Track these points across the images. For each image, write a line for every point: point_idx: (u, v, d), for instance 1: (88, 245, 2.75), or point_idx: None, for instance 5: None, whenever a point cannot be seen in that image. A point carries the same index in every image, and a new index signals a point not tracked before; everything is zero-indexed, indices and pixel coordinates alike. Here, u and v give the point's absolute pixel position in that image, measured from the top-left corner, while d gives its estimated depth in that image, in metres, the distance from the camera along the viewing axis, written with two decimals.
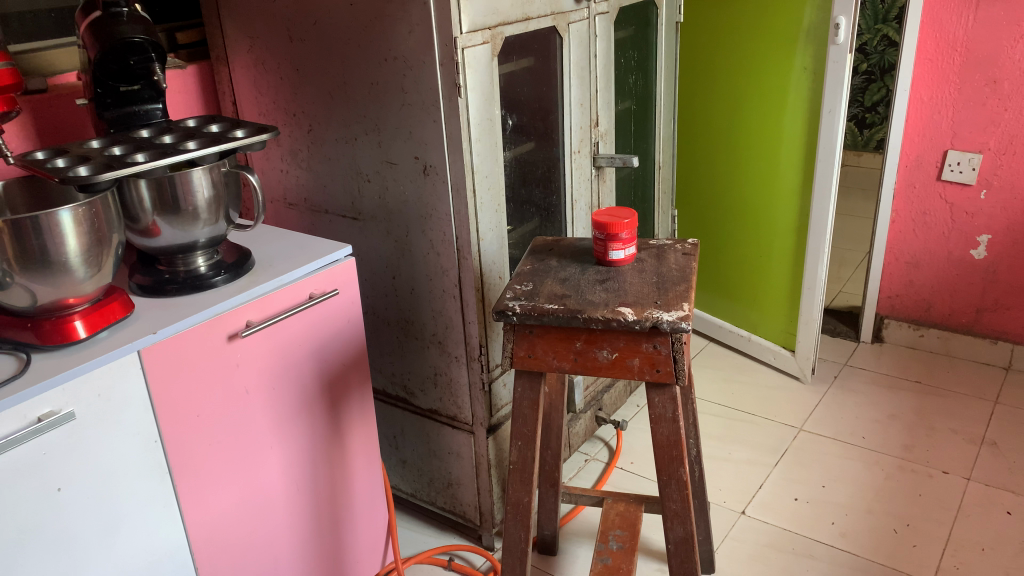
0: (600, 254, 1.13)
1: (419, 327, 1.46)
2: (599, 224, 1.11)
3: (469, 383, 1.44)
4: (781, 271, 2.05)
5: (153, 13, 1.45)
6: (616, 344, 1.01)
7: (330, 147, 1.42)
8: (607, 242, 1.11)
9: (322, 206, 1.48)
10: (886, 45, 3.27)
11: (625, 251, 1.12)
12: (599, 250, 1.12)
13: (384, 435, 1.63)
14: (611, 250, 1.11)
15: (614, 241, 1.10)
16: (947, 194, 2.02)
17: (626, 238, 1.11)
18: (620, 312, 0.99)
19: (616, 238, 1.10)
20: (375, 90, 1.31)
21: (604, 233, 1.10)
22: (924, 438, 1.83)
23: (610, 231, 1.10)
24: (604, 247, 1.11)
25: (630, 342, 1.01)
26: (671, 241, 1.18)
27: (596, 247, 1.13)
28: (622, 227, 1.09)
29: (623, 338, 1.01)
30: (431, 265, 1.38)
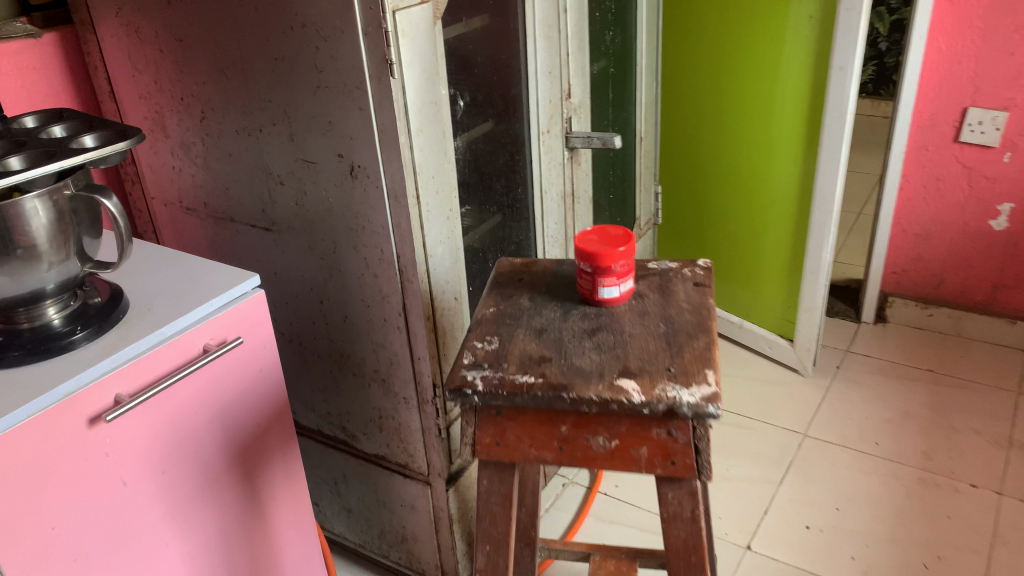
0: (586, 292, 0.85)
1: (357, 362, 1.17)
2: (584, 253, 0.83)
3: (421, 429, 1.17)
4: (778, 251, 1.79)
5: None
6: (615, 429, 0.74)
7: (230, 139, 1.10)
8: (595, 277, 0.83)
9: (226, 212, 1.17)
10: None
11: (620, 287, 0.84)
12: (585, 286, 0.85)
13: (323, 479, 1.36)
14: (602, 287, 0.84)
15: (605, 276, 0.83)
16: (965, 158, 1.76)
17: (622, 271, 0.83)
18: (622, 387, 0.73)
19: (609, 271, 0.83)
20: (281, 68, 0.99)
21: (591, 265, 0.83)
22: (945, 442, 1.61)
23: (600, 263, 0.82)
24: (592, 283, 0.84)
25: (635, 426, 0.74)
26: (675, 265, 0.91)
27: (582, 282, 0.85)
28: (616, 258, 0.82)
29: (626, 421, 0.74)
30: (367, 289, 1.09)
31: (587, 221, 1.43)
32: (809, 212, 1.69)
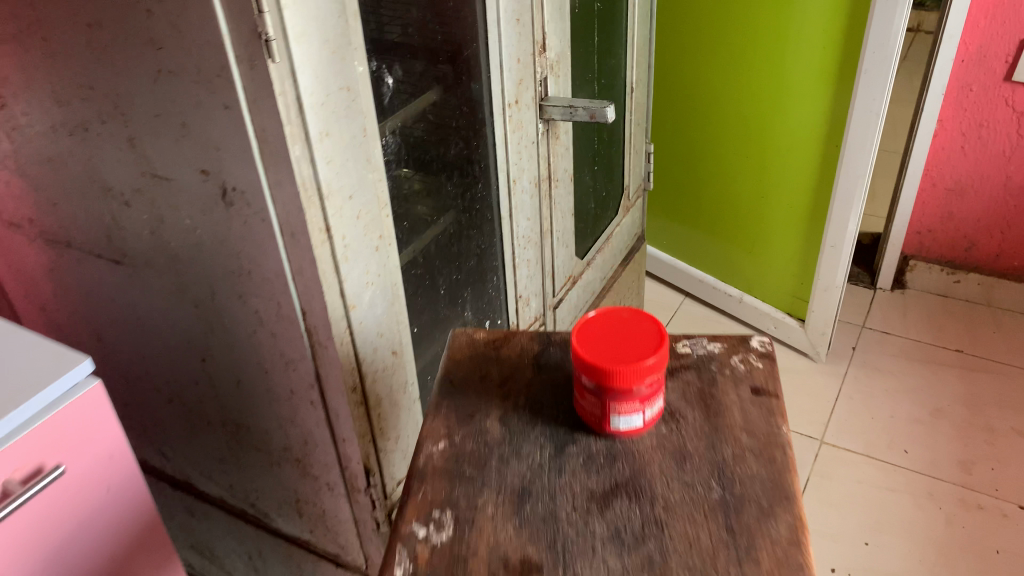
0: (590, 421, 0.54)
1: (260, 436, 0.86)
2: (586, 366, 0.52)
3: (354, 518, 0.87)
4: (790, 217, 1.48)
5: None
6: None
7: (46, 138, 0.74)
8: (606, 402, 0.52)
9: (59, 235, 0.82)
10: None
11: (644, 413, 0.53)
12: (589, 413, 0.54)
13: (235, 551, 1.06)
14: (616, 416, 0.53)
15: (621, 402, 0.52)
16: (1016, 100, 1.45)
17: (649, 393, 0.52)
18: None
19: (627, 396, 0.52)
20: (100, 40, 0.63)
21: (599, 386, 0.52)
22: (984, 449, 1.37)
23: (611, 383, 0.51)
24: (601, 410, 0.53)
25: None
26: (716, 351, 0.61)
27: (584, 407, 0.54)
28: (637, 375, 0.51)
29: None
30: (264, 350, 0.77)
31: (567, 206, 1.10)
32: (834, 174, 1.37)
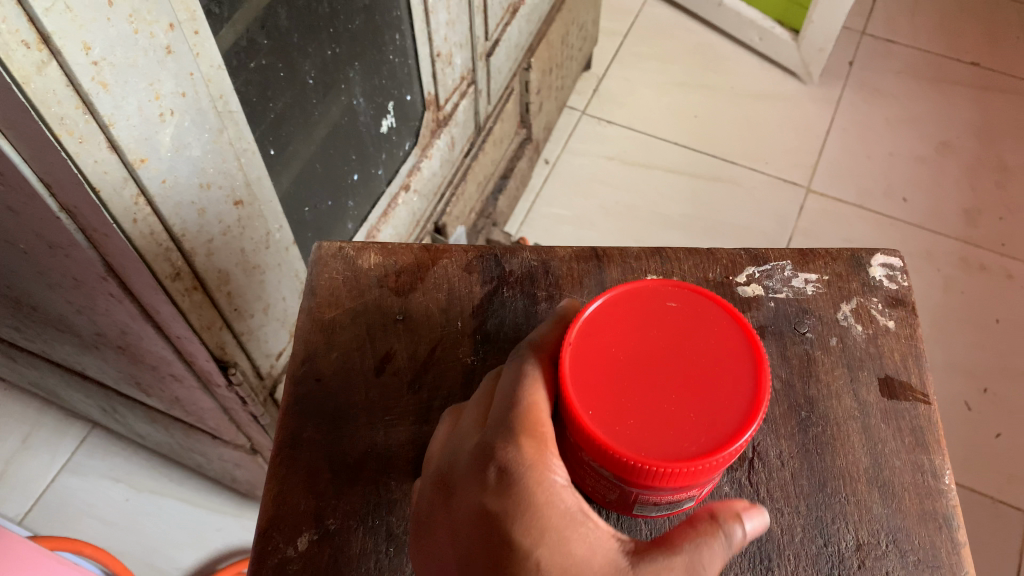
0: (596, 499, 0.36)
1: (52, 316, 0.57)
2: (603, 456, 0.32)
3: (222, 408, 0.62)
4: None
5: None
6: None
7: None
8: (632, 492, 0.34)
9: None
10: None
11: (697, 494, 0.35)
12: (594, 491, 0.35)
13: (86, 400, 0.83)
14: (642, 503, 0.35)
15: (667, 494, 0.34)
16: None
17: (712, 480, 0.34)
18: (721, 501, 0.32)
19: (673, 490, 0.33)
20: None
21: (626, 480, 0.33)
22: (993, 193, 1.16)
23: (652, 484, 0.32)
24: (622, 496, 0.35)
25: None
26: (826, 303, 0.45)
27: (587, 483, 0.35)
28: (702, 471, 0.32)
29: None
30: (8, 225, 0.45)
31: None
32: None
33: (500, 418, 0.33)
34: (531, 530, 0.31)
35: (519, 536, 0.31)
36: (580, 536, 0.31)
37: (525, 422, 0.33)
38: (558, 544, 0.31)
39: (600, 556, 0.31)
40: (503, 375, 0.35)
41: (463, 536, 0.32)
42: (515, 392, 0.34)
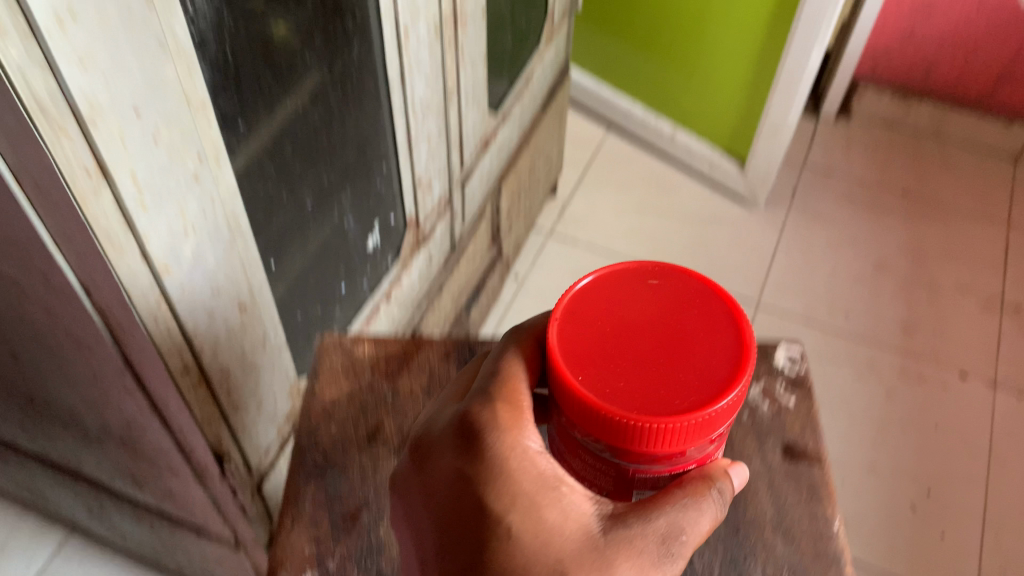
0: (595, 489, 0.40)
1: (62, 410, 0.62)
2: (605, 427, 0.36)
3: (212, 501, 0.67)
4: (737, 39, 1.24)
5: None
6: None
7: None
8: (629, 472, 0.38)
9: None
10: None
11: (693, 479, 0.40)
12: (594, 481, 0.39)
13: (71, 500, 0.86)
14: (637, 489, 0.39)
15: (660, 470, 0.38)
16: None
17: (703, 446, 0.38)
18: (709, 469, 0.39)
19: (667, 464, 0.37)
20: None
21: (625, 453, 0.37)
22: (927, 309, 1.26)
23: (644, 448, 0.36)
24: (620, 478, 0.39)
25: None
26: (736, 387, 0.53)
27: (586, 472, 0.39)
28: (693, 432, 0.36)
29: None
30: (41, 324, 0.52)
31: (478, 52, 0.82)
32: None
33: (483, 397, 0.39)
34: (502, 491, 0.37)
35: (492, 500, 0.37)
36: (546, 495, 0.37)
37: (506, 402, 0.39)
38: (529, 504, 0.36)
39: (572, 515, 0.37)
40: (486, 366, 0.41)
41: (445, 495, 0.38)
42: (495, 379, 0.40)
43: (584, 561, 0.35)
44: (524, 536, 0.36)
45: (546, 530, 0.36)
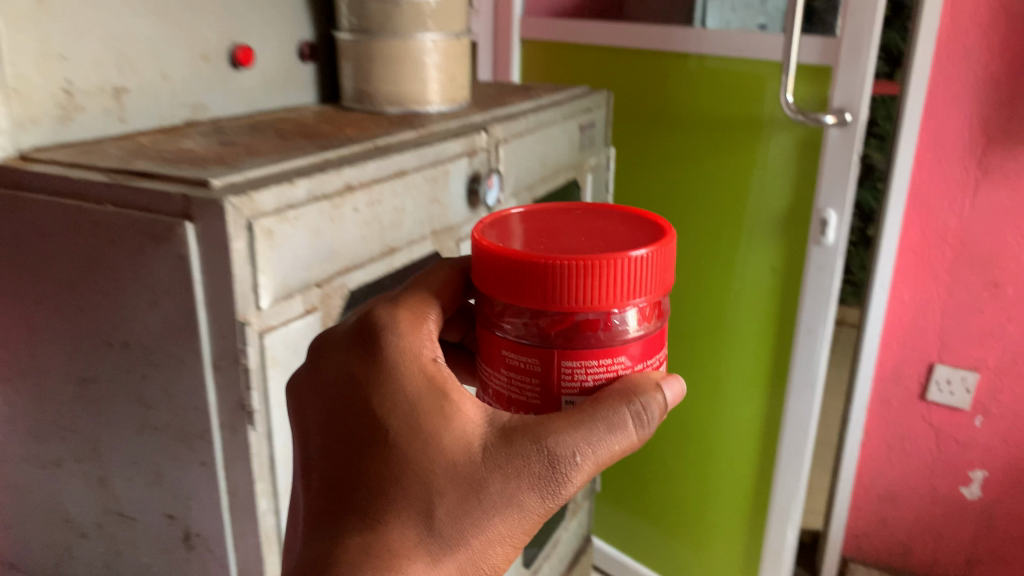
0: (544, 373, 0.47)
1: None
2: (530, 282, 0.47)
3: None
4: (732, 518, 1.56)
5: None
6: (507, 520, 0.47)
7: (16, 469, 0.76)
8: (558, 356, 0.47)
9: (5, 557, 0.81)
10: None
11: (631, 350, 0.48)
12: (529, 391, 0.48)
13: None
14: (578, 356, 0.47)
15: (587, 353, 0.47)
16: (932, 417, 1.58)
17: (624, 313, 0.48)
18: (635, 376, 0.48)
19: (592, 334, 0.47)
20: (91, 391, 0.68)
21: (554, 315, 0.47)
22: None
23: (574, 275, 0.46)
24: (551, 377, 0.47)
25: (538, 521, 0.49)
26: None
27: (522, 385, 0.48)
28: (613, 287, 0.46)
29: (538, 499, 0.48)
30: None
31: None
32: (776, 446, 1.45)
33: (383, 318, 0.53)
34: (390, 388, 0.50)
35: (383, 397, 0.49)
36: (423, 389, 0.49)
37: (405, 324, 0.52)
38: (410, 397, 0.49)
39: (456, 416, 0.48)
40: (388, 300, 0.56)
41: (352, 394, 0.51)
42: (395, 307, 0.54)
43: (454, 446, 0.47)
44: (420, 433, 0.48)
45: (425, 426, 0.48)
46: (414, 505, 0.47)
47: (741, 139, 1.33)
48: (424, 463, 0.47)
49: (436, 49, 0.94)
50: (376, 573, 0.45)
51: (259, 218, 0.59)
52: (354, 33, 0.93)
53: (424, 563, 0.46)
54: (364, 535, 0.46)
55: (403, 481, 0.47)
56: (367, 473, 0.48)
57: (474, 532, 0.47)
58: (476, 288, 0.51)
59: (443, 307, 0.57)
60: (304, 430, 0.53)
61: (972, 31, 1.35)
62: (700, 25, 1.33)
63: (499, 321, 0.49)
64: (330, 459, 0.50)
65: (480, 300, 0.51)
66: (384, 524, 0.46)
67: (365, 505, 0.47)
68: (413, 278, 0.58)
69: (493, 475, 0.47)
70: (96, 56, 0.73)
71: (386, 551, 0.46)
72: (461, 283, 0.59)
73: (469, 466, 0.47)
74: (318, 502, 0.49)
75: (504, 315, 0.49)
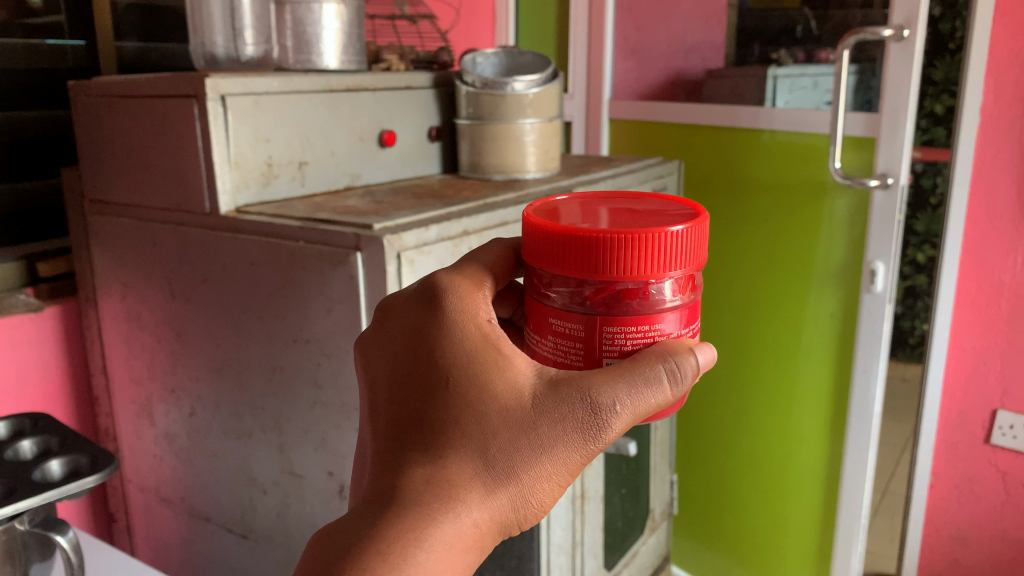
0: (579, 337, 0.59)
1: None
2: (577, 255, 0.58)
3: None
4: (802, 550, 1.69)
5: (11, 235, 1.16)
6: (555, 457, 0.56)
7: (217, 440, 1.03)
8: (600, 322, 0.59)
9: (203, 511, 1.08)
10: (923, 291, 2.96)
11: (664, 316, 0.59)
12: (574, 353, 0.60)
13: None
14: (615, 322, 0.58)
15: (624, 319, 0.58)
16: (998, 460, 1.62)
17: (661, 287, 0.59)
18: (669, 342, 0.59)
19: (630, 303, 0.58)
20: (278, 377, 0.94)
21: (596, 284, 0.58)
22: None
23: (616, 253, 0.57)
24: (593, 339, 0.59)
25: (582, 461, 0.57)
26: None
27: (568, 347, 0.60)
28: (649, 260, 0.58)
29: (580, 441, 0.56)
30: None
31: (597, 521, 1.31)
32: (838, 488, 1.59)
33: (446, 287, 0.62)
34: (454, 343, 0.59)
35: (448, 349, 0.59)
36: (481, 343, 0.58)
37: (464, 292, 0.62)
38: (471, 349, 0.58)
39: (512, 368, 0.57)
40: (448, 272, 0.66)
41: (419, 350, 0.60)
42: (456, 278, 0.63)
43: (510, 390, 0.56)
44: (482, 380, 0.57)
45: (484, 373, 0.57)
46: (479, 440, 0.55)
47: (805, 201, 1.51)
48: (485, 405, 0.56)
49: (534, 129, 1.19)
50: (446, 491, 0.53)
51: (405, 252, 0.84)
52: (471, 119, 1.20)
53: (486, 486, 0.55)
54: (436, 461, 0.55)
55: (468, 420, 0.56)
56: (437, 412, 0.57)
57: (525, 466, 0.55)
58: (530, 263, 0.64)
59: (496, 278, 0.68)
60: (375, 380, 0.62)
61: (1016, 105, 1.42)
62: (770, 105, 1.53)
63: (552, 292, 0.61)
64: (402, 401, 0.59)
65: (532, 277, 0.64)
66: (452, 454, 0.55)
67: (434, 437, 0.56)
68: (471, 255, 0.69)
69: (544, 417, 0.56)
70: (289, 139, 1.01)
71: (454, 475, 0.54)
72: (511, 264, 0.70)
73: (524, 409, 0.56)
74: (392, 436, 0.58)
75: (554, 286, 0.61)
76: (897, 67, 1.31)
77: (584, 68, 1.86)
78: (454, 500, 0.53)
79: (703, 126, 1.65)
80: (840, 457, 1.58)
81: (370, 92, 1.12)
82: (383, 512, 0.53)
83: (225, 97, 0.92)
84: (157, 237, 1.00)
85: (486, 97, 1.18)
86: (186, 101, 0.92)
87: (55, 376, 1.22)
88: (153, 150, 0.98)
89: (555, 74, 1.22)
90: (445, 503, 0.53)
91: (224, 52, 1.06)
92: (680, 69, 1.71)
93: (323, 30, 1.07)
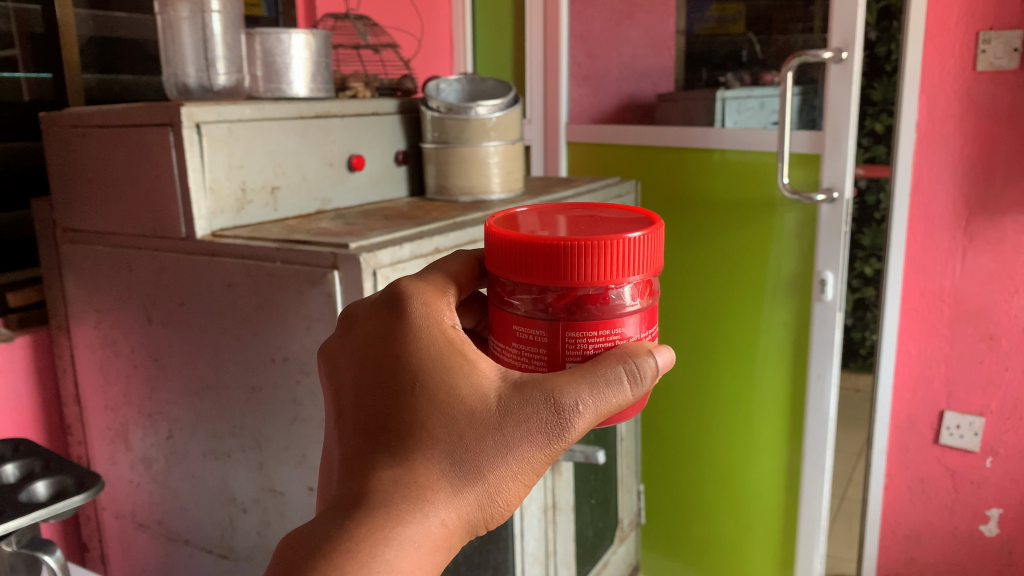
0: (540, 343, 0.56)
1: None
2: (539, 261, 0.55)
3: None
4: (767, 555, 1.74)
5: None
6: (518, 462, 0.54)
7: (196, 461, 1.05)
8: (562, 327, 0.56)
9: (181, 533, 1.10)
10: (871, 305, 3.07)
11: (626, 321, 0.57)
12: (537, 359, 0.57)
13: None
14: (577, 327, 0.55)
15: (587, 324, 0.55)
16: (947, 460, 1.69)
17: (622, 292, 0.56)
18: (631, 344, 0.56)
19: (592, 308, 0.55)
20: (257, 396, 0.97)
21: (559, 290, 0.55)
22: None
23: (576, 258, 0.55)
24: (556, 346, 0.56)
25: (546, 462, 0.55)
26: None
27: (531, 354, 0.57)
28: (611, 265, 0.55)
29: (544, 444, 0.54)
30: None
31: (568, 530, 1.34)
32: (799, 492, 1.65)
33: (409, 290, 0.60)
34: (419, 346, 0.56)
35: (413, 352, 0.56)
36: (445, 346, 0.56)
37: (429, 295, 0.60)
38: (435, 351, 0.56)
39: (476, 369, 0.55)
40: (412, 278, 0.63)
41: (384, 353, 0.58)
42: (421, 282, 0.61)
43: (473, 392, 0.54)
44: (442, 383, 0.54)
45: (449, 375, 0.54)
46: (437, 447, 0.53)
47: (756, 216, 1.58)
48: (444, 410, 0.54)
49: (497, 152, 1.24)
50: (402, 502, 0.51)
51: (380, 269, 0.88)
52: (437, 142, 1.24)
53: (446, 495, 0.52)
54: (392, 471, 0.52)
55: (427, 425, 0.53)
56: (395, 419, 0.54)
57: (491, 469, 0.53)
58: (491, 271, 0.60)
59: (460, 287, 0.65)
60: (338, 387, 0.60)
61: (947, 122, 1.51)
62: (720, 125, 1.59)
63: (512, 299, 0.58)
64: (360, 409, 0.56)
65: (494, 283, 0.60)
66: (409, 462, 0.53)
67: (393, 445, 0.54)
68: (432, 266, 0.66)
69: (506, 421, 0.53)
70: (262, 165, 1.04)
71: (410, 484, 0.52)
72: (474, 273, 0.67)
73: (485, 412, 0.53)
74: (349, 447, 0.56)
75: (517, 293, 0.57)
76: (837, 86, 1.38)
77: (541, 93, 1.92)
78: (410, 510, 0.51)
79: (657, 147, 1.71)
80: (799, 461, 1.64)
81: (340, 118, 1.15)
82: (338, 525, 0.51)
83: (200, 125, 0.95)
84: (133, 262, 1.02)
85: (451, 122, 1.22)
86: (162, 129, 0.95)
87: (26, 406, 1.23)
88: (127, 177, 1.00)
89: (517, 99, 1.27)
90: (402, 513, 0.51)
91: (196, 81, 1.12)
92: (632, 93, 1.78)
93: (291, 60, 1.12)
